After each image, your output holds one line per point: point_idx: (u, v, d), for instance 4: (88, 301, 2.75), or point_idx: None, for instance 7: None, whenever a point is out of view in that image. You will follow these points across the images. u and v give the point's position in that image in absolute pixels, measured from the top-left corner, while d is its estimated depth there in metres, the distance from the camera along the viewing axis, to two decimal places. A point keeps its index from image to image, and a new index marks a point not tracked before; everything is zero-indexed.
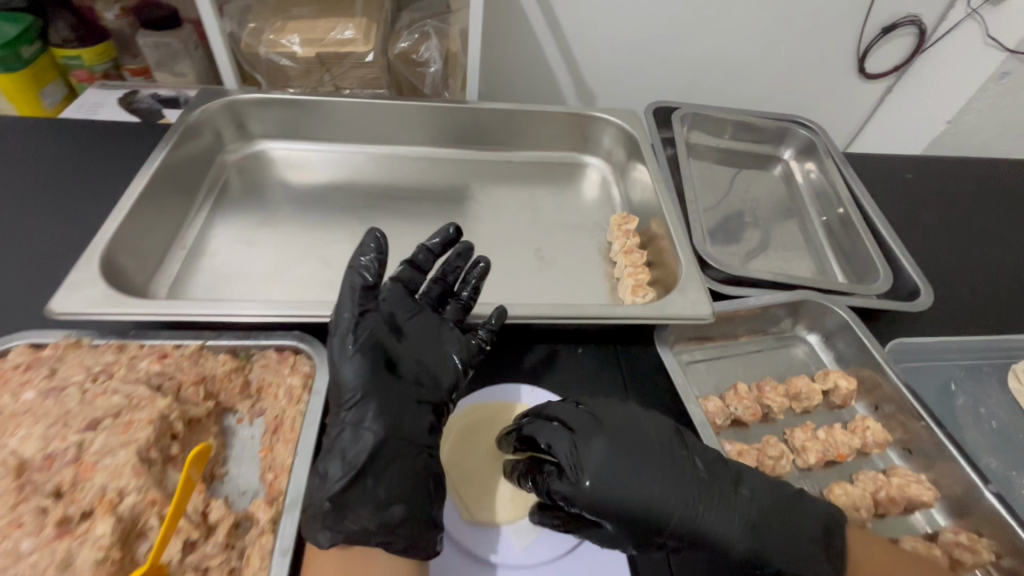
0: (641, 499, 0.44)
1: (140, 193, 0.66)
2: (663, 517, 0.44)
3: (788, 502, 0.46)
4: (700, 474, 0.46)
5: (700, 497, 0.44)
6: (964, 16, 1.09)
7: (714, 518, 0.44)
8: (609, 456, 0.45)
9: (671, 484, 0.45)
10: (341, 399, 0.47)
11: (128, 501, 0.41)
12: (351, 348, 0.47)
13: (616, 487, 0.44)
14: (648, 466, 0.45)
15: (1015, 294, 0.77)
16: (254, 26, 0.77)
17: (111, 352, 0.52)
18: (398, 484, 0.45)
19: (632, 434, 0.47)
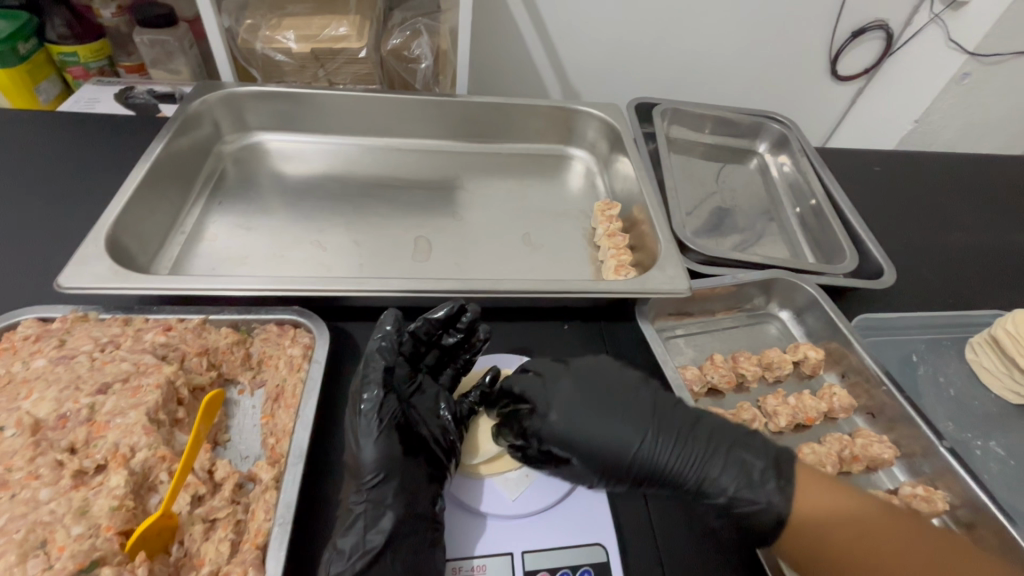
0: (590, 439, 0.50)
1: (142, 178, 0.68)
2: (617, 447, 0.50)
3: (740, 439, 0.49)
4: (655, 413, 0.51)
5: (651, 429, 0.50)
6: (928, 21, 1.15)
7: (666, 449, 0.49)
8: (571, 397, 0.53)
9: (621, 424, 0.51)
10: (362, 479, 0.47)
11: (140, 456, 0.43)
12: (375, 428, 0.48)
13: (567, 426, 0.51)
14: (598, 411, 0.52)
15: (974, 276, 0.82)
16: (251, 22, 0.80)
17: (118, 325, 0.54)
18: (391, 463, 0.47)
19: (589, 384, 0.54)
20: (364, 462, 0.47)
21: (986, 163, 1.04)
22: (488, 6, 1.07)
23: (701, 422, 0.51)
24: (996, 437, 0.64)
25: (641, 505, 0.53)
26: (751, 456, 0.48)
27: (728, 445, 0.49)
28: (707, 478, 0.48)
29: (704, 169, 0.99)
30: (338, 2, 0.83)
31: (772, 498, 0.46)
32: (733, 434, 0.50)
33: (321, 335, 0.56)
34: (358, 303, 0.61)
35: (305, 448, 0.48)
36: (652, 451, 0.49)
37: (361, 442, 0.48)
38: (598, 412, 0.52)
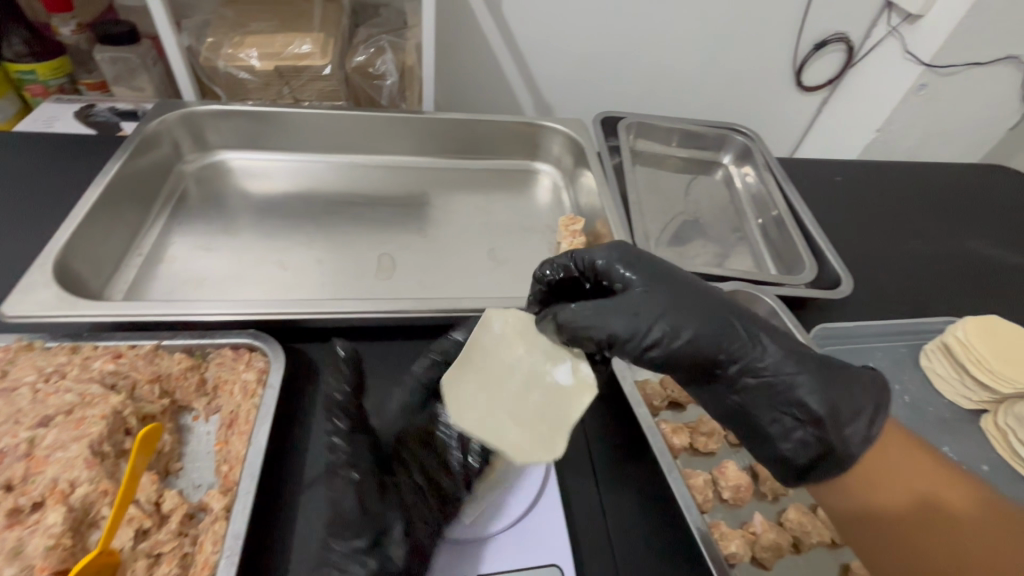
0: (648, 284, 0.46)
1: (95, 201, 0.67)
2: (661, 295, 0.45)
3: (807, 364, 0.43)
4: (730, 303, 0.46)
5: (716, 305, 0.45)
6: (885, 34, 1.19)
7: (712, 315, 0.44)
8: (654, 262, 0.49)
9: (681, 291, 0.45)
10: (341, 528, 0.45)
11: (80, 491, 0.43)
12: (343, 478, 0.47)
13: (675, 308, 0.44)
14: (691, 296, 0.45)
15: (930, 283, 0.84)
16: (212, 40, 0.80)
17: (64, 354, 0.53)
18: (369, 511, 0.45)
19: (673, 273, 0.47)
20: (341, 508, 0.46)
21: (942, 171, 1.07)
22: (457, 20, 1.08)
23: (787, 337, 0.45)
24: (950, 443, 0.66)
25: (599, 524, 0.53)
26: (840, 376, 0.43)
27: (790, 359, 0.43)
28: (790, 390, 0.42)
29: (670, 181, 1.00)
30: (301, 20, 0.82)
31: (812, 412, 0.41)
32: (801, 358, 0.43)
33: (277, 360, 0.56)
34: (317, 325, 0.60)
35: (256, 478, 0.47)
36: (739, 349, 0.43)
37: (337, 494, 0.46)
38: (694, 298, 0.45)
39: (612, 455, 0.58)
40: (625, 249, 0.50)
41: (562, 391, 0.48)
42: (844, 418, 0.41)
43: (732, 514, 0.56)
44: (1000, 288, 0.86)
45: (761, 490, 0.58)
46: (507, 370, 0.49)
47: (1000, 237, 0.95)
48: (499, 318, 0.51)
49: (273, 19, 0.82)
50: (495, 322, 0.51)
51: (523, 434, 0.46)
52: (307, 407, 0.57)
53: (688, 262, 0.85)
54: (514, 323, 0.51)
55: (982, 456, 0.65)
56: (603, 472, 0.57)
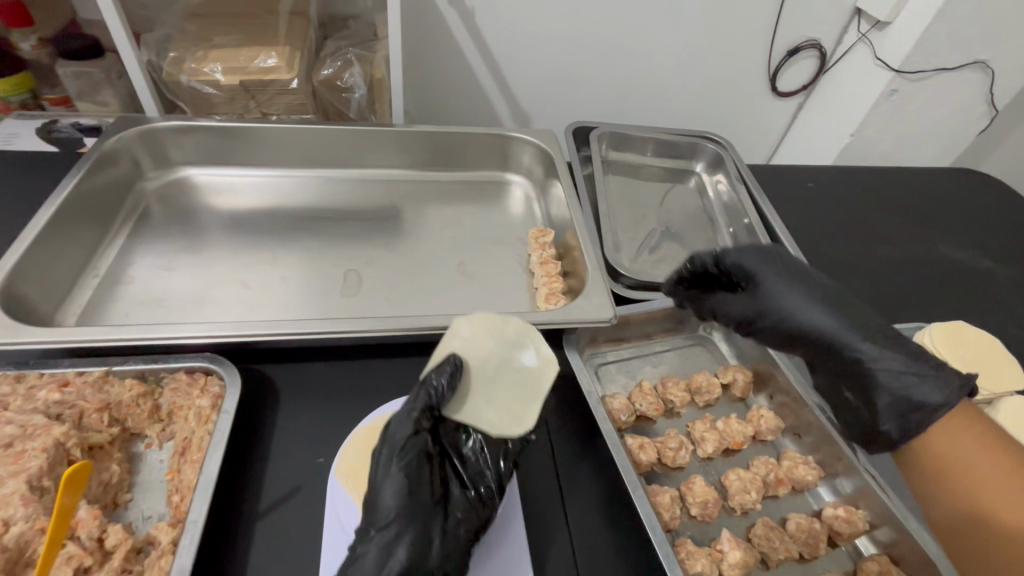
0: (786, 301, 0.55)
1: (47, 222, 0.65)
2: (807, 313, 0.54)
3: (911, 354, 0.52)
4: (856, 311, 0.55)
5: (835, 314, 0.54)
6: (856, 41, 1.20)
7: (811, 320, 0.54)
8: (787, 274, 0.57)
9: (815, 300, 0.55)
10: (376, 519, 0.43)
11: (14, 530, 0.41)
12: (392, 472, 0.44)
13: (782, 306, 0.55)
14: (809, 291, 0.55)
15: (900, 289, 0.85)
16: (175, 55, 0.79)
17: (7, 383, 0.51)
18: (404, 504, 0.43)
19: (800, 268, 0.58)
20: (380, 502, 0.43)
21: (913, 176, 1.08)
22: (429, 31, 1.07)
23: (912, 340, 0.52)
24: None
25: (565, 545, 0.52)
26: (942, 370, 0.50)
27: (896, 351, 0.52)
28: (874, 380, 0.51)
29: (643, 190, 1.00)
30: (266, 34, 0.81)
31: (890, 403, 0.51)
32: (902, 350, 0.52)
33: (232, 383, 0.54)
34: (275, 346, 0.59)
35: (205, 510, 0.45)
36: (841, 341, 0.53)
37: (378, 487, 0.44)
38: (812, 291, 0.55)
39: (580, 473, 0.57)
40: (752, 249, 0.59)
41: (528, 374, 0.53)
42: (921, 409, 0.49)
43: (701, 531, 0.55)
44: (970, 293, 0.86)
45: (730, 504, 0.57)
46: (478, 360, 0.52)
47: (970, 241, 0.96)
48: (466, 321, 0.55)
49: (238, 33, 0.81)
50: (465, 325, 0.55)
51: (501, 416, 0.51)
52: (265, 432, 0.55)
53: (660, 273, 0.84)
54: (482, 323, 0.55)
55: None
56: (571, 490, 0.56)
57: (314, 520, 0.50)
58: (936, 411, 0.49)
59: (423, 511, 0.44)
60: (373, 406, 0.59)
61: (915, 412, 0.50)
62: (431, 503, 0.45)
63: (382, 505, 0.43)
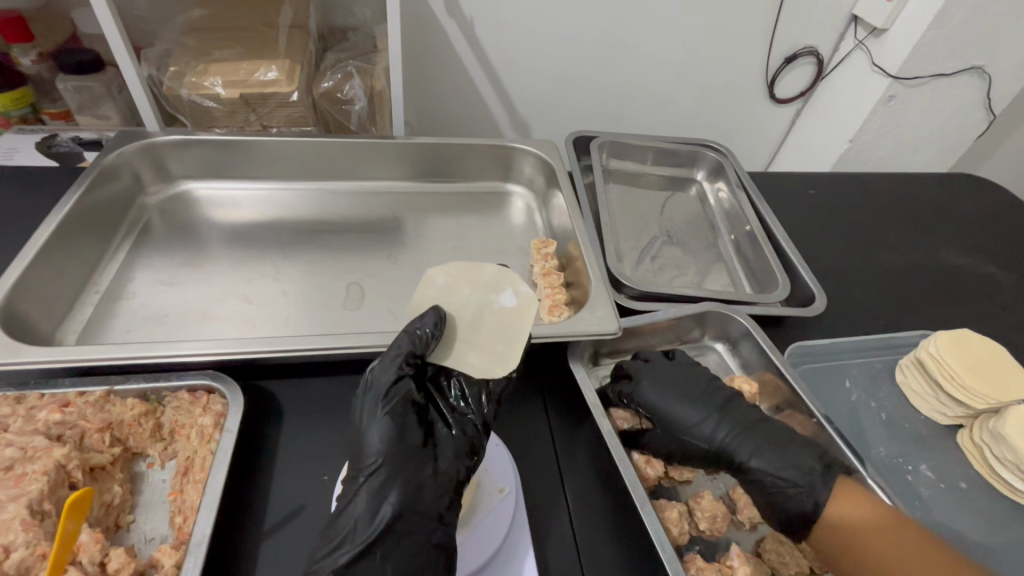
0: (667, 412, 0.58)
1: (47, 239, 0.65)
2: (684, 425, 0.58)
3: (790, 452, 0.55)
4: (721, 414, 0.58)
5: (723, 418, 0.57)
6: (853, 48, 1.20)
7: (693, 428, 0.57)
8: (659, 385, 0.60)
9: (695, 407, 0.58)
10: (363, 464, 0.46)
11: (15, 556, 0.40)
12: (376, 418, 0.47)
13: (673, 428, 0.58)
14: (696, 403, 0.59)
15: (902, 295, 0.84)
16: (175, 70, 0.79)
17: (8, 404, 0.50)
18: (390, 445, 0.46)
19: (690, 377, 0.61)
20: (368, 446, 0.47)
21: (912, 182, 1.09)
22: (428, 41, 1.07)
23: (794, 436, 0.56)
24: (927, 460, 0.65)
25: (572, 562, 0.51)
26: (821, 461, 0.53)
27: (781, 453, 0.55)
28: (767, 487, 0.53)
29: (645, 199, 1.00)
30: (266, 48, 0.81)
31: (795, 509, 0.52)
32: (786, 451, 0.55)
33: (234, 402, 0.53)
34: (278, 362, 0.58)
35: (209, 530, 0.45)
36: (733, 453, 0.56)
37: (365, 432, 0.47)
38: (693, 400, 0.59)
39: (587, 488, 0.56)
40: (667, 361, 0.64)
41: (510, 316, 0.57)
42: (816, 505, 0.52)
43: (710, 547, 0.55)
44: (972, 299, 0.86)
45: (739, 519, 0.57)
46: (460, 308, 0.57)
47: (971, 246, 0.96)
48: (449, 273, 0.60)
49: (238, 47, 0.81)
50: (451, 277, 0.60)
51: (483, 356, 0.54)
52: (269, 449, 0.55)
53: (663, 282, 0.84)
54: (465, 274, 0.60)
55: (960, 473, 0.65)
56: (578, 505, 0.55)
57: (318, 538, 0.50)
58: (823, 506, 0.51)
59: (409, 453, 0.47)
60: None
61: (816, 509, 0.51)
62: (418, 447, 0.47)
63: (369, 448, 0.46)
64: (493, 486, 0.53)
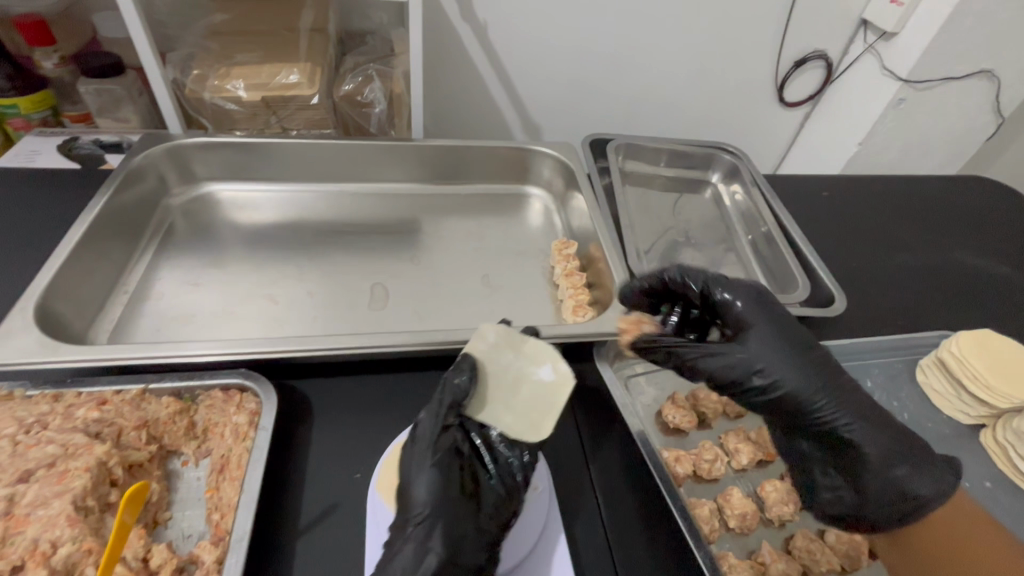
0: (774, 363, 0.50)
1: (78, 240, 0.66)
2: (790, 381, 0.50)
3: (889, 431, 0.51)
4: (828, 378, 0.51)
5: (827, 382, 0.50)
6: (863, 50, 1.21)
7: (797, 382, 0.49)
8: (763, 337, 0.51)
9: (799, 364, 0.50)
10: (409, 513, 0.46)
11: (63, 552, 0.41)
12: (422, 469, 0.47)
13: (785, 367, 0.50)
14: (802, 360, 0.50)
15: (920, 296, 0.85)
16: (198, 73, 0.79)
17: (46, 402, 0.51)
18: (435, 495, 0.46)
19: (795, 337, 0.52)
20: (413, 497, 0.46)
21: (924, 185, 1.09)
22: (443, 45, 1.08)
23: (881, 409, 0.52)
24: (950, 459, 0.66)
25: (606, 559, 0.52)
26: (908, 438, 0.52)
27: (881, 428, 0.51)
28: (863, 456, 0.50)
29: (661, 201, 1.01)
30: (288, 51, 0.82)
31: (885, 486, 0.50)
32: (884, 428, 0.51)
33: (268, 400, 0.54)
34: (308, 361, 0.59)
35: (249, 525, 0.46)
36: (823, 407, 0.50)
37: (410, 481, 0.47)
38: (793, 352, 0.51)
39: (617, 488, 0.57)
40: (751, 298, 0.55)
41: (547, 386, 0.54)
42: (907, 488, 0.49)
43: (739, 543, 0.55)
44: (988, 300, 0.87)
45: (768, 516, 0.57)
46: (497, 369, 0.54)
47: (984, 248, 0.96)
48: (491, 326, 0.57)
49: (259, 50, 0.82)
50: (490, 330, 0.57)
51: (518, 423, 0.52)
52: (301, 448, 0.55)
53: (681, 283, 0.85)
54: (503, 331, 0.57)
55: (983, 472, 0.65)
56: (608, 504, 0.55)
57: (352, 536, 0.50)
58: (907, 484, 0.50)
59: (453, 508, 0.46)
60: (407, 421, 0.59)
61: (899, 486, 0.50)
62: (460, 500, 0.46)
63: (416, 497, 0.46)
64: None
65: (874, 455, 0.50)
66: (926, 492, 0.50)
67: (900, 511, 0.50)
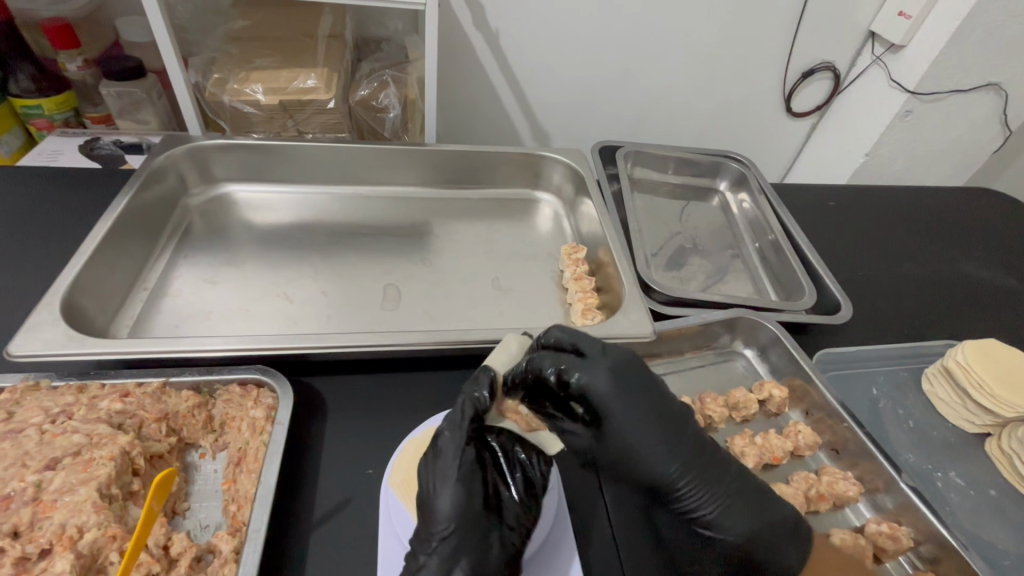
0: (619, 422, 0.51)
1: (102, 237, 0.68)
2: (623, 445, 0.51)
3: (761, 509, 0.51)
4: (673, 439, 0.51)
5: (664, 449, 0.50)
6: (870, 63, 1.22)
7: (641, 448, 0.51)
8: (614, 391, 0.51)
9: (645, 427, 0.51)
10: (432, 526, 0.46)
11: (88, 537, 0.42)
12: (446, 484, 0.47)
13: (628, 446, 0.51)
14: (653, 425, 0.51)
15: (926, 306, 0.86)
16: (218, 77, 0.81)
17: (71, 394, 0.52)
18: (460, 509, 0.46)
19: (645, 392, 0.52)
20: (438, 509, 0.46)
21: (930, 196, 1.10)
22: (455, 53, 1.10)
23: (742, 478, 0.52)
24: (955, 468, 0.66)
25: (615, 559, 0.52)
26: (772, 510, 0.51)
27: (743, 502, 0.51)
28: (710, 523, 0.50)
29: (669, 208, 1.02)
30: (305, 56, 0.84)
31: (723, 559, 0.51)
32: (752, 503, 0.51)
33: (285, 395, 0.55)
34: (324, 358, 0.60)
35: (265, 517, 0.47)
36: (672, 481, 0.50)
37: (434, 495, 0.47)
38: (647, 415, 0.51)
39: (627, 490, 0.57)
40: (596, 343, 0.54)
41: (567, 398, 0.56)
42: (766, 558, 0.49)
43: None
44: (994, 311, 0.87)
45: None
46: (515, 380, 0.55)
47: (991, 259, 0.97)
48: (515, 340, 0.60)
49: (278, 55, 0.84)
50: (513, 343, 0.59)
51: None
52: (315, 443, 0.57)
53: (687, 288, 0.86)
54: (525, 347, 0.59)
55: (989, 481, 0.65)
56: (618, 506, 0.56)
57: (365, 530, 0.51)
58: (754, 555, 0.49)
59: (479, 520, 0.46)
60: (418, 419, 0.60)
61: (742, 551, 0.50)
62: (484, 512, 0.47)
63: (440, 512, 0.46)
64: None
65: (731, 524, 0.50)
66: (792, 560, 0.49)
67: (759, 566, 0.50)
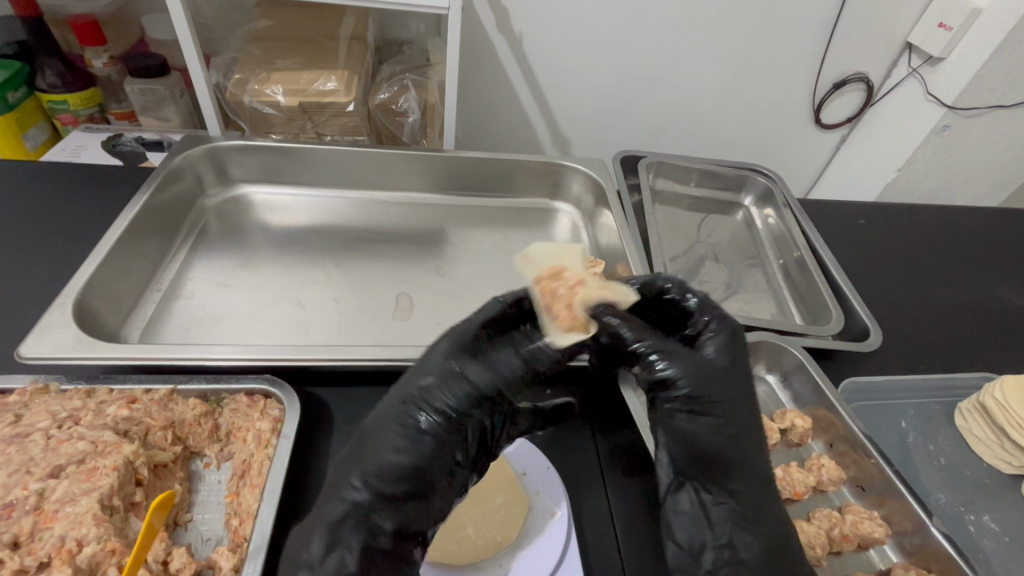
0: (729, 397, 0.46)
1: (117, 237, 0.68)
2: (722, 409, 0.45)
3: (780, 539, 0.46)
4: (756, 450, 0.47)
5: (754, 452, 0.46)
6: (906, 75, 1.17)
7: (737, 430, 0.46)
8: (733, 372, 0.47)
9: (744, 421, 0.46)
10: (413, 398, 0.43)
11: (87, 551, 0.42)
12: (437, 367, 0.44)
13: (732, 409, 0.46)
14: (741, 422, 0.46)
15: (960, 335, 0.81)
16: (240, 77, 0.80)
17: (79, 398, 0.52)
18: (436, 398, 0.43)
19: (748, 396, 0.48)
20: (424, 384, 0.43)
21: (967, 216, 1.05)
22: (478, 55, 1.08)
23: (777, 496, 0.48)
24: (989, 511, 0.63)
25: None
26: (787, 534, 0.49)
27: (776, 532, 0.46)
28: (733, 539, 0.45)
29: (690, 223, 0.99)
30: (326, 58, 0.83)
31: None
32: (778, 531, 0.46)
33: (292, 407, 0.54)
34: (333, 370, 0.59)
35: (268, 534, 0.46)
36: (733, 466, 0.45)
37: (421, 374, 0.44)
38: (745, 412, 0.46)
39: (633, 511, 0.55)
40: (735, 331, 0.51)
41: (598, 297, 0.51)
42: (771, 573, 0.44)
43: None
44: None
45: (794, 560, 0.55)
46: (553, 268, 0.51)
47: None
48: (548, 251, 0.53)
49: (300, 56, 0.83)
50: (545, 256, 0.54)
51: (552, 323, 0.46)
52: (321, 457, 0.55)
53: None
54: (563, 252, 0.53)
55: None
56: (625, 525, 0.54)
57: None
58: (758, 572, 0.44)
59: (440, 434, 0.42)
60: None
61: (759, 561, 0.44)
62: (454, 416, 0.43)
63: (424, 389, 0.43)
64: (530, 489, 0.54)
65: (756, 537, 0.45)
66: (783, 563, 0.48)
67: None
